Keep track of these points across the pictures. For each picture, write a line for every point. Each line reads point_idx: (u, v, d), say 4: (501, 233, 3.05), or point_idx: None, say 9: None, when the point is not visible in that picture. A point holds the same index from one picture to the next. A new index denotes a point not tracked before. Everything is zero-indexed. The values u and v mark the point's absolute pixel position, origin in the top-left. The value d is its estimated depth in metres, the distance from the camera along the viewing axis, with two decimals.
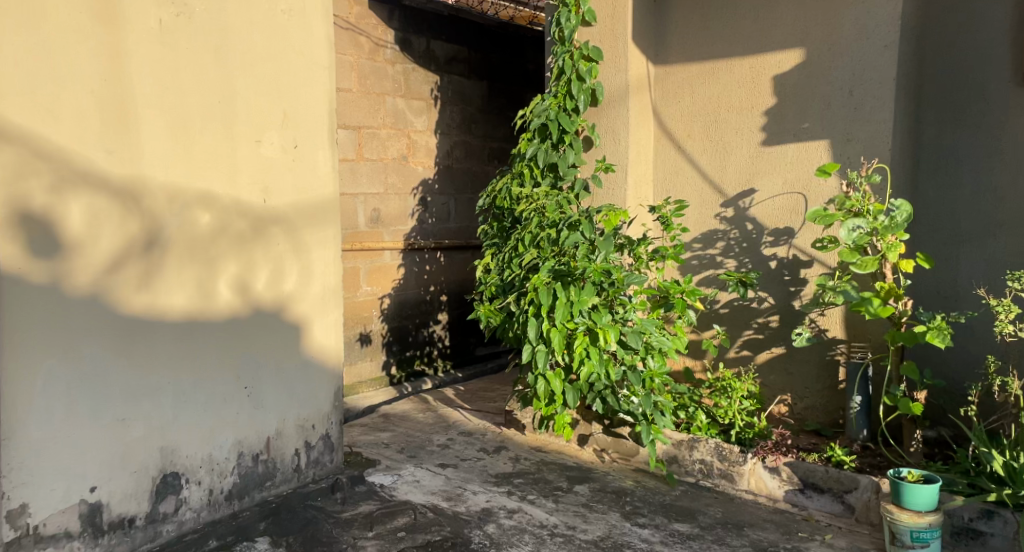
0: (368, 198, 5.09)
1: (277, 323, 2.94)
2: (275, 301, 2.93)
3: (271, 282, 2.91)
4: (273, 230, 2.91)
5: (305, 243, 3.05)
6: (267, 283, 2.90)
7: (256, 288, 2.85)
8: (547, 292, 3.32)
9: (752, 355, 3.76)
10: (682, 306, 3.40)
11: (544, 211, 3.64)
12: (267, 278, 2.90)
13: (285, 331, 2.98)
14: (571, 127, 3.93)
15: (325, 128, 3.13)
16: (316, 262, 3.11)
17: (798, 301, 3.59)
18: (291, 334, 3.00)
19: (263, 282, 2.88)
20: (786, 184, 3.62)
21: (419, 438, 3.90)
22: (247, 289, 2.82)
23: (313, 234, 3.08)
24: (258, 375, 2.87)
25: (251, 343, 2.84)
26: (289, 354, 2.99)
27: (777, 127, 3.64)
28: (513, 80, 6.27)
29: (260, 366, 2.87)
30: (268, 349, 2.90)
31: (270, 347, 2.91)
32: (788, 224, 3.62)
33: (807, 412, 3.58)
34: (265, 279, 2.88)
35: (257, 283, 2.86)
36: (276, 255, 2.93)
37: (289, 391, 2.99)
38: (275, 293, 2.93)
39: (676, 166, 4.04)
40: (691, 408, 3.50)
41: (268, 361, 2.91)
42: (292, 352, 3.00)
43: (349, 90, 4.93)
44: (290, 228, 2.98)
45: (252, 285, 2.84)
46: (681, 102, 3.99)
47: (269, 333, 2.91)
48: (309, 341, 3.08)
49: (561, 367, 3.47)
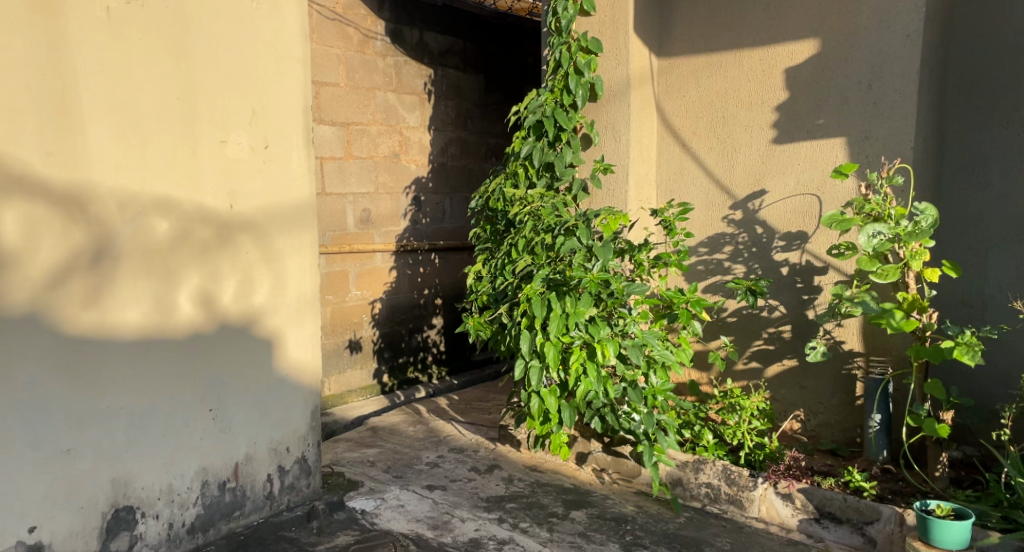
0: (357, 198, 4.85)
1: (246, 339, 2.71)
2: (244, 316, 2.70)
3: (239, 296, 2.68)
4: (241, 238, 2.67)
5: (277, 250, 2.81)
6: (235, 296, 2.66)
7: (222, 302, 2.62)
8: (540, 304, 3.08)
9: (762, 367, 3.52)
10: (688, 317, 3.17)
11: (539, 215, 3.40)
12: (234, 290, 2.66)
13: (255, 347, 2.74)
14: (569, 125, 3.68)
15: (301, 125, 2.89)
16: (291, 270, 2.87)
17: (811, 310, 3.34)
18: (263, 350, 2.77)
19: (230, 294, 2.65)
20: (799, 184, 3.36)
21: (407, 456, 3.66)
22: (212, 303, 2.59)
23: (287, 241, 2.84)
24: (225, 397, 2.64)
25: (217, 362, 2.61)
26: (260, 372, 2.76)
27: (790, 123, 3.38)
28: (511, 73, 6.01)
29: (227, 386, 2.65)
30: (236, 368, 2.67)
31: (239, 365, 2.68)
32: (801, 228, 3.37)
33: (821, 429, 3.33)
34: (232, 291, 2.65)
35: (223, 296, 2.63)
36: (245, 265, 2.70)
37: (261, 412, 2.77)
38: (244, 306, 2.70)
39: (681, 165, 3.79)
40: (697, 426, 3.25)
41: (237, 380, 2.68)
42: (263, 370, 2.77)
43: (336, 84, 4.68)
44: (260, 235, 2.74)
45: (218, 298, 2.61)
46: (686, 97, 3.73)
47: (237, 350, 2.68)
48: (283, 358, 2.85)
49: (556, 384, 3.22)
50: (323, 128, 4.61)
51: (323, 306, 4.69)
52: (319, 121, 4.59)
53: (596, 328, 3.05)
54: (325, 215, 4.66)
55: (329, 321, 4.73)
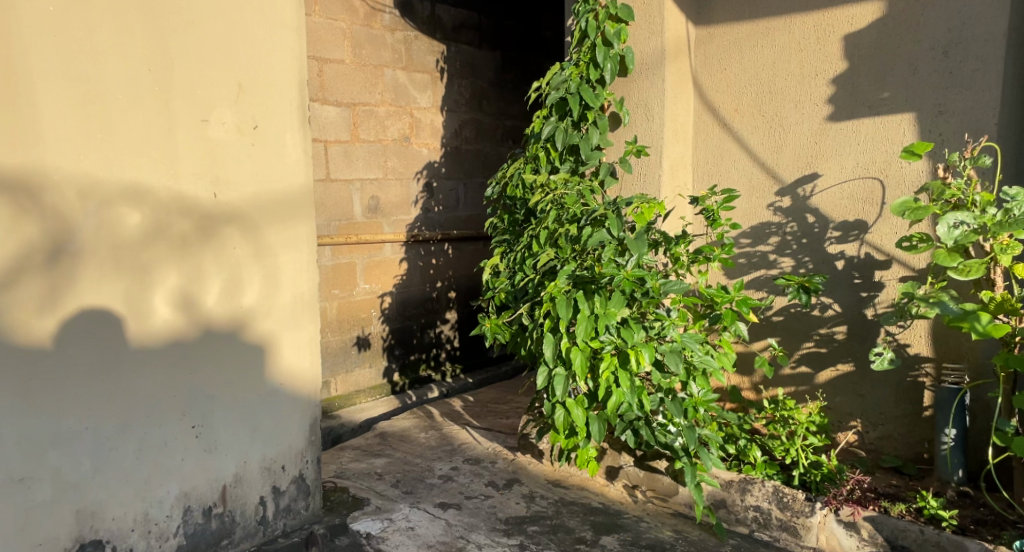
0: (365, 185, 4.51)
1: (233, 346, 2.38)
2: (231, 318, 2.37)
3: (223, 296, 2.34)
4: (226, 230, 2.34)
5: (269, 244, 2.48)
6: (219, 295, 2.33)
7: (204, 303, 2.29)
8: (565, 305, 2.74)
9: (812, 372, 3.15)
10: (733, 318, 2.80)
11: (563, 203, 3.05)
12: (219, 290, 2.33)
13: (244, 354, 2.41)
14: (597, 102, 3.29)
15: (295, 102, 2.54)
16: (285, 266, 2.54)
17: (871, 310, 2.98)
18: (254, 357, 2.44)
19: (214, 295, 2.32)
20: (858, 168, 2.99)
21: (418, 467, 3.34)
22: (193, 305, 2.26)
23: (280, 233, 2.50)
24: (209, 412, 2.31)
25: (200, 373, 2.29)
26: (249, 381, 2.43)
27: (848, 98, 3.00)
28: (529, 50, 5.63)
29: (212, 400, 2.32)
30: (221, 379, 2.35)
31: (224, 376, 2.35)
32: (859, 217, 3.00)
33: (882, 442, 2.98)
34: (216, 291, 2.32)
35: (205, 296, 2.29)
36: (230, 261, 2.36)
37: (252, 427, 2.44)
38: (230, 308, 2.36)
39: (721, 146, 3.41)
40: (742, 441, 2.90)
41: (223, 392, 2.35)
42: (254, 379, 2.44)
43: (342, 61, 4.32)
44: (249, 227, 2.40)
45: (200, 299, 2.28)
46: (727, 71, 3.35)
47: (223, 357, 2.35)
48: (276, 364, 2.51)
49: (584, 395, 2.86)
50: (327, 109, 4.26)
51: (329, 301, 4.36)
52: (323, 101, 4.24)
53: (629, 332, 2.70)
54: (330, 203, 4.33)
55: (336, 316, 4.40)
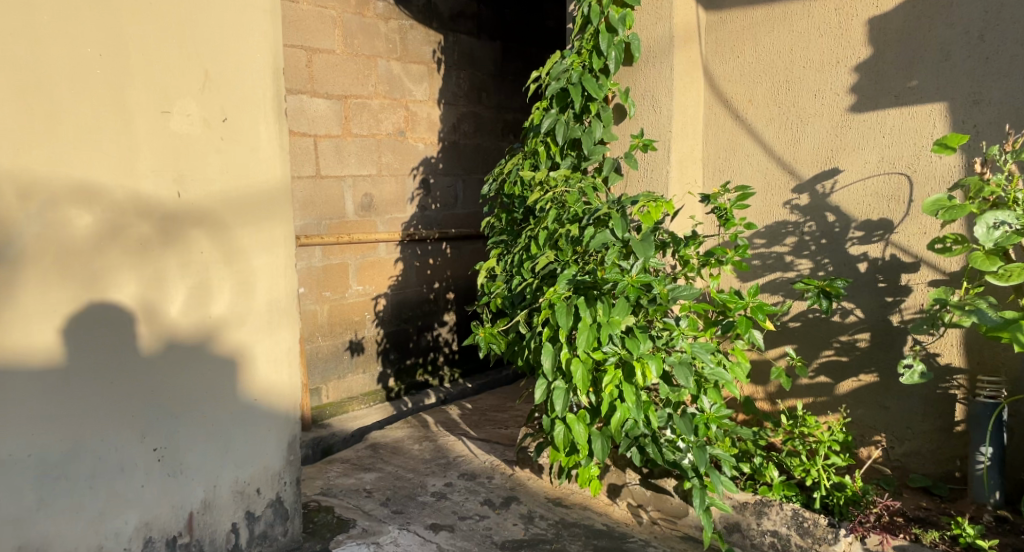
0: (357, 181, 4.30)
1: (201, 359, 2.17)
2: (198, 329, 2.16)
3: (189, 306, 2.14)
4: (191, 233, 2.13)
5: (241, 247, 2.27)
6: (184, 304, 2.13)
7: (168, 314, 2.09)
8: (565, 313, 2.52)
9: (832, 383, 2.94)
10: (748, 326, 2.59)
11: (563, 202, 2.84)
12: (184, 299, 2.13)
13: (214, 369, 2.20)
14: (601, 93, 3.07)
15: (270, 93, 2.32)
16: (260, 272, 2.33)
17: (897, 316, 2.76)
18: (225, 372, 2.23)
19: (178, 304, 2.11)
20: (881, 163, 2.77)
21: (410, 484, 3.13)
22: (155, 316, 2.06)
23: (253, 235, 2.29)
24: (173, 433, 2.11)
25: (162, 391, 2.08)
26: (220, 398, 2.23)
27: (873, 87, 2.77)
28: (531, 40, 5.40)
29: (176, 420, 2.12)
30: (187, 396, 2.14)
31: (191, 393, 2.15)
32: (884, 215, 2.78)
33: (909, 459, 2.77)
34: (180, 300, 2.12)
35: (169, 305, 2.09)
36: (197, 267, 2.16)
37: (223, 448, 2.24)
38: (197, 318, 2.16)
39: (734, 140, 3.19)
40: (757, 459, 2.67)
41: (189, 411, 2.15)
42: (225, 396, 2.24)
43: (332, 51, 4.11)
44: (218, 229, 2.19)
45: (163, 309, 2.07)
46: (740, 59, 3.12)
47: (189, 372, 2.14)
48: (251, 379, 2.31)
49: (586, 409, 2.65)
50: (317, 102, 4.05)
51: (320, 304, 4.15)
52: (312, 94, 4.03)
53: (634, 343, 2.48)
54: (321, 200, 4.12)
55: (327, 320, 4.20)
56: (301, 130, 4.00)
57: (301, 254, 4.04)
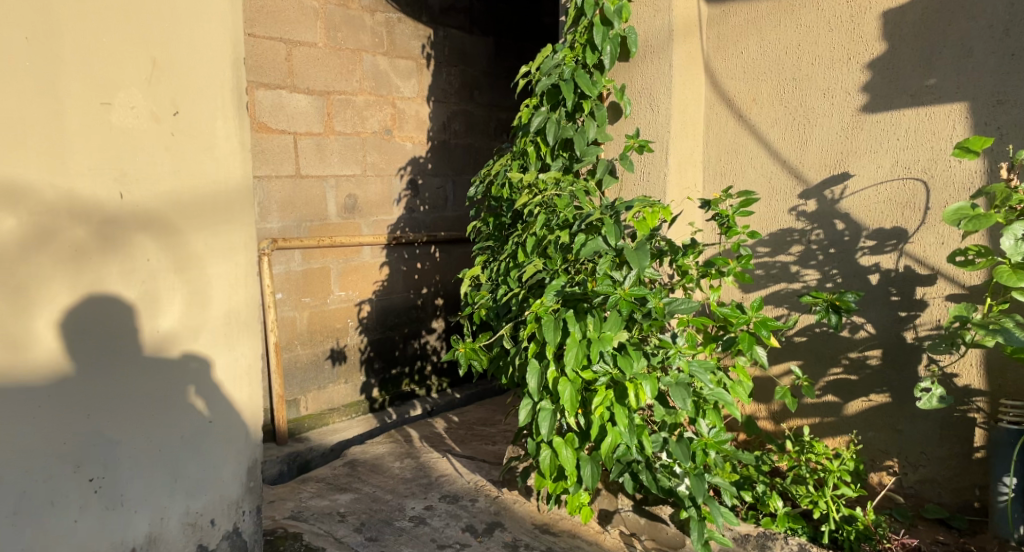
0: (340, 181, 4.09)
1: (150, 377, 1.98)
2: (146, 345, 1.96)
3: (137, 318, 1.94)
4: (137, 239, 1.94)
5: (193, 254, 2.08)
6: (131, 316, 1.93)
7: (111, 328, 1.88)
8: (553, 328, 2.31)
9: (841, 403, 2.74)
10: (751, 343, 2.39)
11: (553, 206, 2.65)
12: (131, 311, 1.93)
13: (162, 388, 2.01)
14: (595, 91, 2.87)
15: (227, 85, 2.14)
16: (215, 281, 2.14)
17: (911, 332, 2.56)
18: (176, 391, 2.04)
19: (125, 317, 1.91)
20: (896, 167, 2.57)
21: (387, 507, 2.92)
22: (97, 331, 1.86)
23: (207, 241, 2.11)
24: (115, 460, 1.91)
25: (104, 413, 1.88)
26: (169, 419, 2.03)
27: (887, 85, 2.57)
28: (525, 36, 5.20)
29: (119, 445, 1.92)
30: (132, 418, 1.95)
31: (137, 415, 1.96)
32: (898, 224, 2.58)
33: (924, 486, 2.56)
34: (127, 312, 1.92)
35: (113, 317, 1.89)
36: (144, 276, 1.96)
37: (172, 474, 2.05)
38: (145, 333, 1.96)
39: (737, 141, 2.99)
40: (760, 487, 2.46)
41: (134, 434, 1.95)
42: (176, 418, 2.05)
43: (314, 44, 3.90)
44: (166, 234, 2.00)
45: (106, 322, 1.87)
46: (744, 56, 2.93)
47: (135, 392, 1.95)
48: (205, 398, 2.12)
49: (574, 432, 2.43)
50: (297, 97, 3.85)
51: (299, 310, 3.95)
52: (292, 89, 3.82)
53: (628, 361, 2.27)
54: (301, 201, 3.91)
55: (307, 327, 3.99)
56: (279, 127, 3.79)
57: (279, 258, 3.83)
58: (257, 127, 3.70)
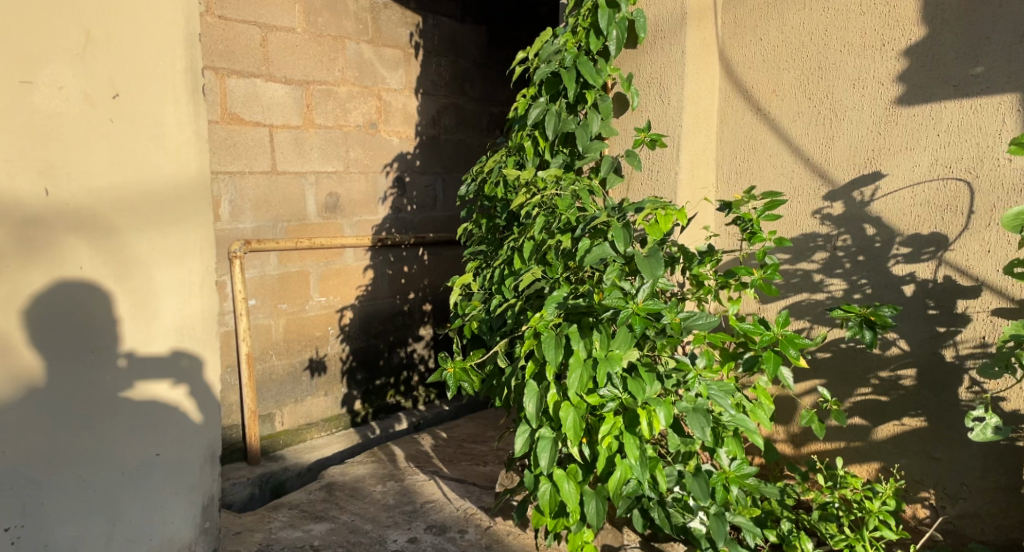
0: (321, 178, 3.80)
1: (101, 397, 1.74)
2: (94, 363, 1.73)
3: (76, 336, 1.69)
4: (66, 244, 1.67)
5: (138, 259, 1.80)
6: (78, 327, 1.69)
7: (50, 340, 1.65)
8: (554, 345, 2.03)
9: (870, 426, 2.48)
10: (777, 362, 2.12)
11: (553, 207, 2.38)
12: (79, 320, 1.69)
13: (105, 415, 1.76)
14: (598, 80, 2.59)
15: (179, 63, 1.84)
16: (165, 291, 1.86)
17: (951, 350, 2.29)
18: (123, 419, 1.79)
19: (73, 328, 1.69)
20: (935, 166, 2.30)
21: (367, 540, 2.63)
22: (43, 337, 1.64)
23: (154, 244, 1.83)
24: (42, 496, 1.67)
25: (30, 443, 1.64)
26: (114, 451, 1.78)
27: (925, 75, 2.30)
28: (520, 26, 4.92)
29: (49, 480, 1.67)
30: (68, 449, 1.70)
31: (73, 444, 1.70)
32: (937, 229, 2.30)
33: (965, 522, 2.30)
34: (75, 323, 1.69)
35: (44, 332, 1.64)
36: (82, 289, 1.70)
37: (110, 514, 1.79)
38: (84, 352, 1.71)
39: (754, 137, 2.72)
40: (786, 525, 2.19)
41: (69, 468, 1.70)
42: (127, 446, 1.81)
43: (292, 30, 3.60)
44: (102, 236, 1.73)
45: (46, 331, 1.64)
46: (762, 43, 2.66)
47: (71, 419, 1.70)
48: (156, 427, 1.86)
49: (577, 463, 2.14)
50: (273, 87, 3.55)
51: (275, 317, 3.65)
52: (268, 77, 3.52)
53: (639, 385, 1.99)
54: (278, 200, 3.62)
55: (283, 336, 3.69)
56: (253, 118, 3.48)
57: (253, 261, 3.52)
58: (228, 119, 3.39)
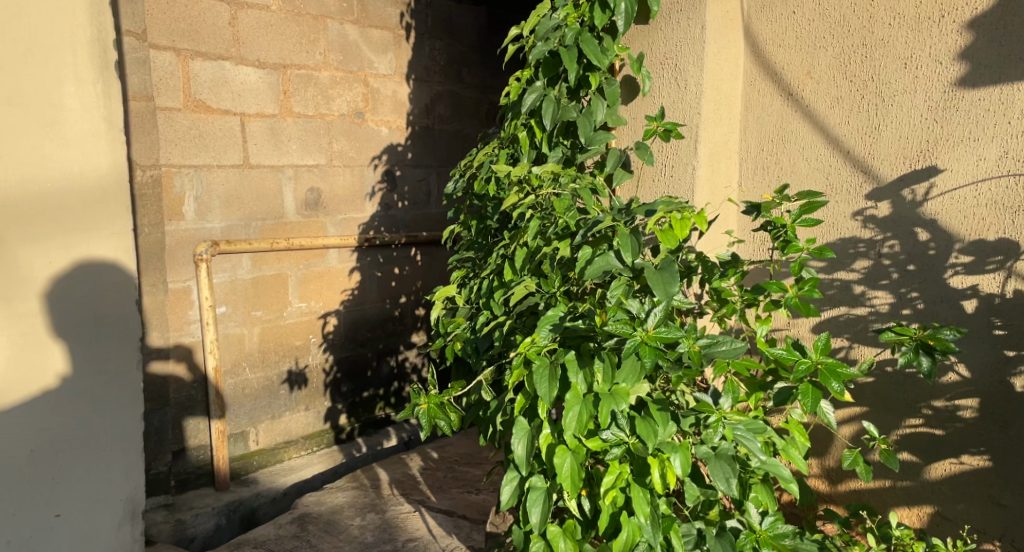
0: (301, 172, 3.46)
1: (93, 397, 2.21)
2: (105, 361, 2.25)
3: (85, 331, 2.20)
4: (8, 250, 2.03)
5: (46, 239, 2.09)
6: (91, 329, 2.21)
7: (73, 337, 2.17)
8: (547, 377, 1.67)
9: (921, 464, 2.09)
10: (817, 397, 1.75)
11: (550, 210, 2.03)
12: (95, 325, 2.22)
13: (81, 417, 2.18)
14: (604, 61, 2.22)
15: (68, 51, 2.13)
16: (86, 276, 2.19)
17: (1022, 380, 1.89)
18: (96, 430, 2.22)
19: (82, 325, 2.19)
20: (1003, 160, 1.88)
21: None
22: (68, 320, 2.16)
23: (56, 226, 2.11)
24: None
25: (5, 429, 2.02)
26: (78, 449, 2.18)
27: (991, 50, 1.88)
28: (524, 6, 4.53)
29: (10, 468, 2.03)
30: (37, 442, 2.08)
31: (36, 447, 2.08)
32: (1006, 235, 1.89)
33: None
34: (86, 321, 2.20)
35: (69, 319, 2.16)
36: (94, 277, 2.21)
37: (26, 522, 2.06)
38: (103, 347, 2.24)
39: (784, 126, 2.34)
40: None
41: (23, 467, 2.06)
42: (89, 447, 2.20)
43: (266, 7, 3.25)
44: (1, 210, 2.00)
45: (72, 324, 2.17)
46: (795, 16, 2.27)
47: (52, 413, 2.12)
48: (110, 445, 2.26)
49: (576, 518, 1.80)
50: (245, 71, 3.21)
51: (249, 326, 3.32)
52: (237, 60, 3.18)
53: (649, 427, 1.64)
54: (252, 196, 3.28)
55: (258, 346, 3.36)
56: (222, 106, 3.14)
57: (223, 264, 3.19)
58: (193, 106, 3.05)
